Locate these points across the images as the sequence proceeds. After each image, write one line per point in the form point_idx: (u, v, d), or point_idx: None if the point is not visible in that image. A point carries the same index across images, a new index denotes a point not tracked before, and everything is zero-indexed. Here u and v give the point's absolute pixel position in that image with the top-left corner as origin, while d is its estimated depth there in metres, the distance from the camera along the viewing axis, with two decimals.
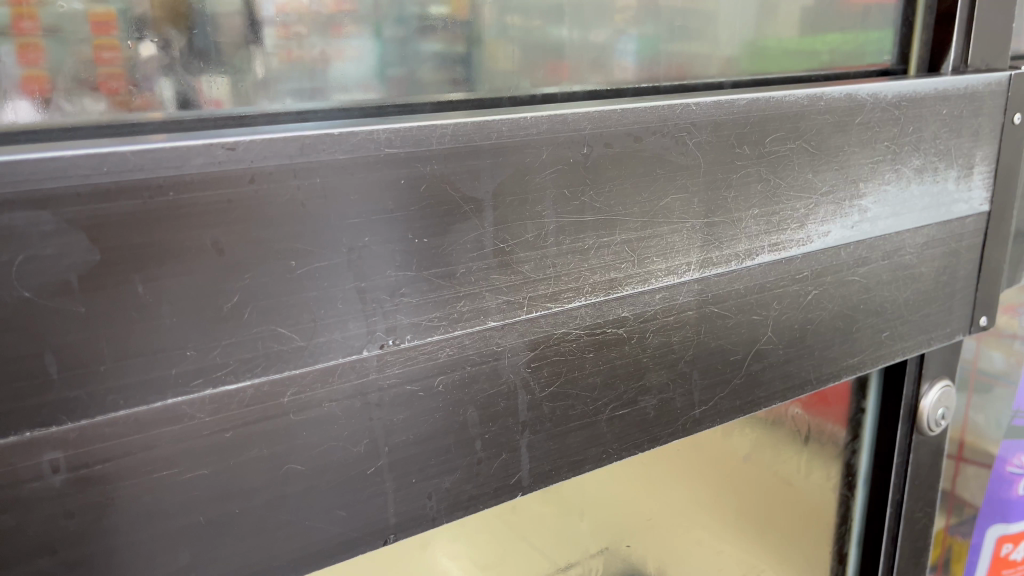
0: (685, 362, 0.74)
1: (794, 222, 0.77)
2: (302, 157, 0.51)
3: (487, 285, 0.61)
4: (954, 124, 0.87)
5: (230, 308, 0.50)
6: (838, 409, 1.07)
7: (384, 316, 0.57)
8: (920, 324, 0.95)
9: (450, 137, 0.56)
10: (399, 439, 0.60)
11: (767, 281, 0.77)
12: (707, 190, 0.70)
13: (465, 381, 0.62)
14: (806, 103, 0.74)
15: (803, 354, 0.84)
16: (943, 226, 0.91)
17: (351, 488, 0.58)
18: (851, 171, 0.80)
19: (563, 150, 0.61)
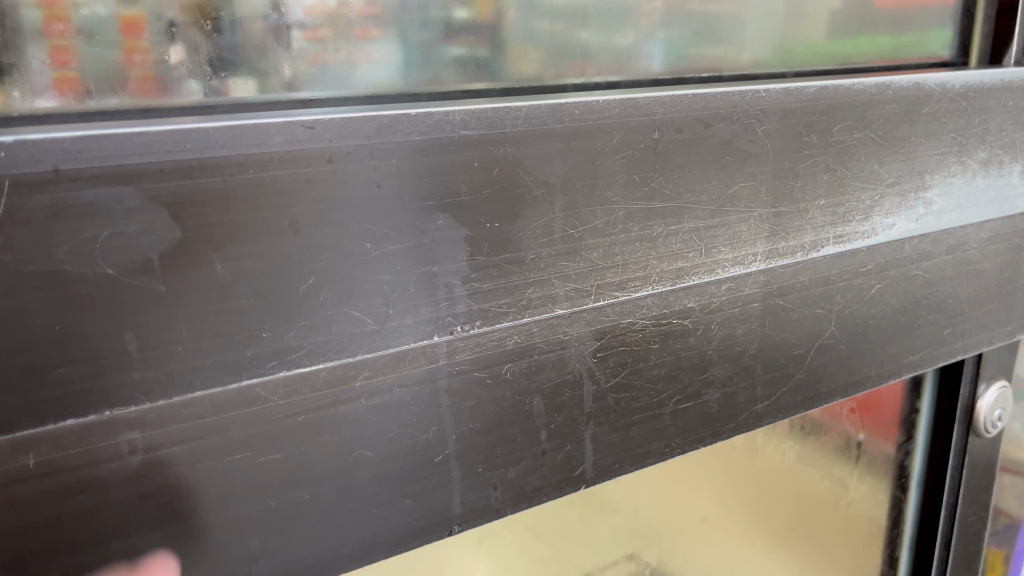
0: (748, 356, 0.73)
1: (860, 213, 0.76)
2: (378, 138, 0.50)
3: (556, 272, 0.60)
4: (1022, 117, 0.85)
5: (306, 290, 0.50)
6: (894, 410, 1.05)
7: (454, 302, 0.56)
8: (982, 321, 0.93)
9: (523, 120, 0.55)
10: (466, 427, 0.59)
11: (831, 274, 0.76)
12: (777, 177, 0.69)
13: (532, 369, 0.60)
14: (873, 91, 0.73)
15: (865, 349, 0.82)
16: (1010, 222, 0.89)
17: (418, 476, 0.57)
18: (917, 163, 0.78)
19: (634, 135, 0.60)
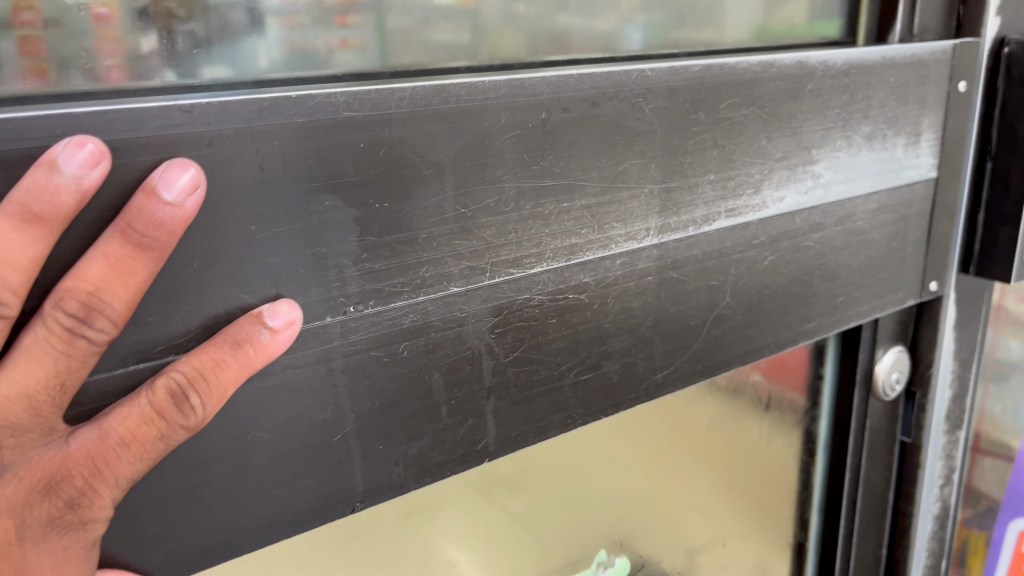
0: (646, 326, 0.75)
1: (750, 186, 0.79)
2: (259, 120, 0.51)
3: (450, 251, 0.61)
4: (901, 92, 0.89)
5: (191, 273, 0.51)
6: (799, 378, 1.08)
7: (345, 282, 0.56)
8: (871, 290, 0.97)
9: (409, 101, 0.56)
10: (365, 405, 0.60)
11: (724, 245, 0.79)
12: (664, 152, 0.71)
13: (429, 347, 0.62)
14: (758, 69, 0.75)
15: (761, 318, 0.85)
16: (895, 192, 0.94)
17: (316, 456, 0.59)
18: (803, 138, 0.81)
19: (521, 115, 0.61)
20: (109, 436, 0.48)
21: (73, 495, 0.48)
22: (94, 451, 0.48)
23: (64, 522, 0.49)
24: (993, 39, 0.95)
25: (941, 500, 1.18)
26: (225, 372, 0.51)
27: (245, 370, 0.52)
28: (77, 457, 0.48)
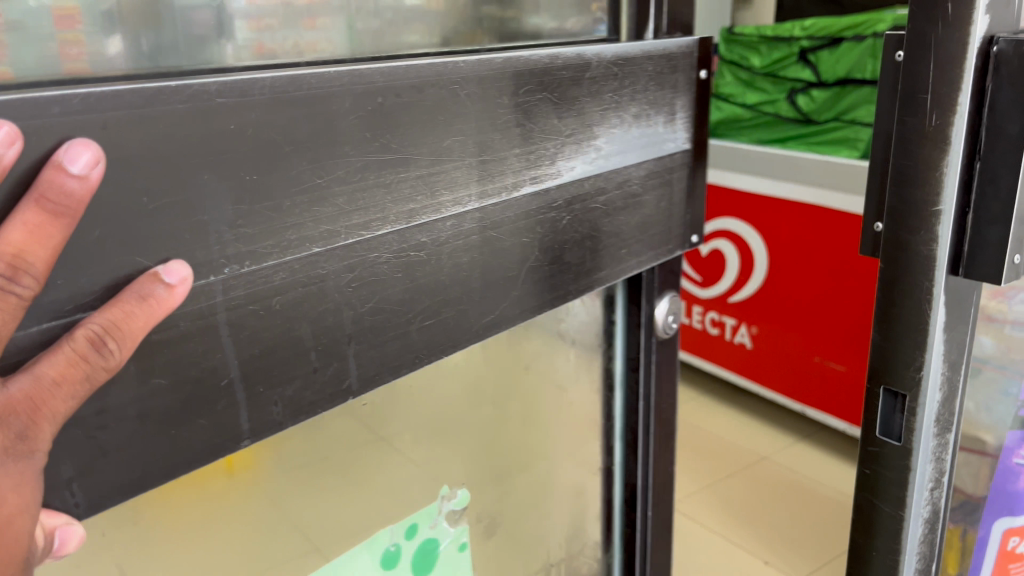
0: (476, 280, 0.75)
1: (546, 159, 0.77)
2: (147, 107, 0.51)
3: (316, 218, 0.61)
4: (660, 80, 0.86)
5: (94, 241, 0.51)
6: (587, 311, 0.94)
7: (223, 245, 0.56)
8: (633, 233, 0.89)
9: (268, 89, 0.56)
10: (248, 351, 0.59)
11: (532, 208, 0.77)
12: (480, 129, 0.71)
13: (302, 297, 0.61)
14: (547, 60, 0.74)
15: (560, 270, 0.82)
16: (661, 162, 0.89)
17: (210, 399, 0.58)
18: (587, 116, 0.79)
19: (362, 100, 0.61)
20: (43, 379, 0.48)
21: (21, 427, 0.47)
22: (31, 396, 0.47)
23: (14, 453, 0.48)
24: (981, 36, 0.78)
25: (932, 504, 0.96)
26: (134, 322, 0.51)
27: (150, 322, 0.52)
28: (15, 400, 0.47)
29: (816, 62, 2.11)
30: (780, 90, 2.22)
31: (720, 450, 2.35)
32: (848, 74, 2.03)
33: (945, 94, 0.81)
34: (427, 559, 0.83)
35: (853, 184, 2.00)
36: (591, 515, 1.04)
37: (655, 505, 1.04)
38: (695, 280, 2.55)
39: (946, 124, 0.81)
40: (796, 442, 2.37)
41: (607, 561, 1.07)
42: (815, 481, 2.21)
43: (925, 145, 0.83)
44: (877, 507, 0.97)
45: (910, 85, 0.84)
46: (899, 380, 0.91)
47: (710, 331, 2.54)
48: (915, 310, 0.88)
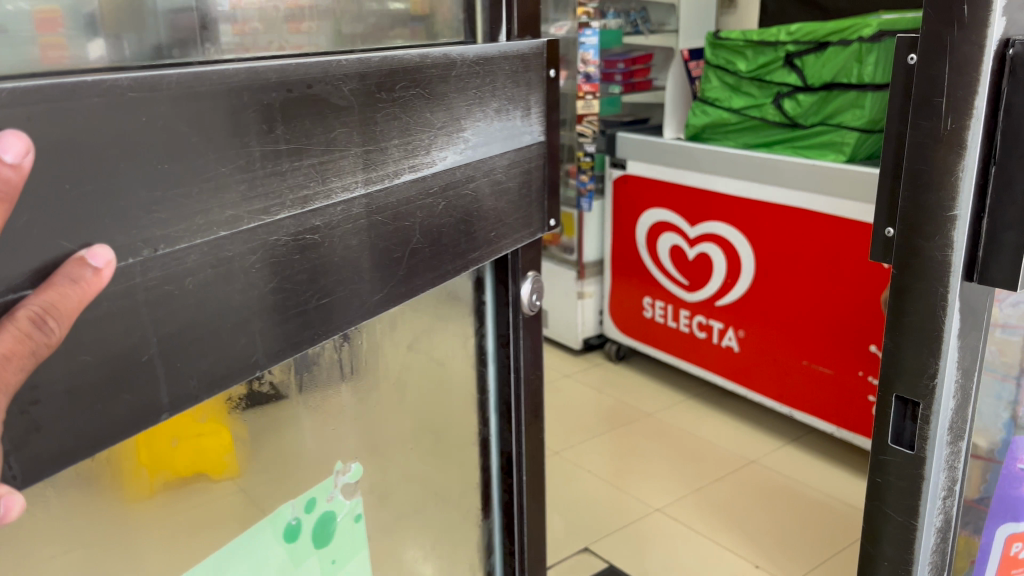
0: (365, 260, 0.60)
1: (424, 154, 0.64)
2: (59, 97, 0.40)
3: (243, 207, 0.49)
4: (515, 77, 0.74)
5: (16, 228, 0.39)
6: (455, 294, 0.81)
7: (143, 233, 0.44)
8: (500, 213, 0.76)
9: (175, 87, 0.45)
10: (170, 327, 0.47)
11: (409, 194, 0.63)
12: (364, 115, 0.57)
13: (223, 273, 0.49)
14: (418, 59, 0.62)
15: (441, 253, 0.68)
16: (522, 153, 0.77)
17: (128, 380, 0.45)
18: (454, 108, 0.66)
19: (260, 96, 0.50)
20: None
21: None
22: None
23: None
24: (997, 41, 0.63)
25: (946, 511, 0.78)
26: (67, 303, 0.41)
27: (82, 303, 0.41)
28: None
29: (801, 66, 2.13)
30: (766, 95, 2.22)
31: (704, 453, 2.35)
32: (834, 79, 2.05)
33: (962, 98, 0.65)
34: (324, 536, 0.68)
35: (842, 186, 2.01)
36: (471, 495, 0.90)
37: (529, 475, 0.92)
38: (682, 284, 2.57)
39: (962, 131, 0.66)
40: (783, 447, 2.37)
41: (490, 530, 0.93)
42: (805, 484, 2.19)
43: (940, 152, 0.68)
44: (886, 512, 0.79)
45: (924, 89, 0.68)
46: (911, 385, 0.74)
47: (698, 334, 2.55)
48: (926, 318, 0.71)
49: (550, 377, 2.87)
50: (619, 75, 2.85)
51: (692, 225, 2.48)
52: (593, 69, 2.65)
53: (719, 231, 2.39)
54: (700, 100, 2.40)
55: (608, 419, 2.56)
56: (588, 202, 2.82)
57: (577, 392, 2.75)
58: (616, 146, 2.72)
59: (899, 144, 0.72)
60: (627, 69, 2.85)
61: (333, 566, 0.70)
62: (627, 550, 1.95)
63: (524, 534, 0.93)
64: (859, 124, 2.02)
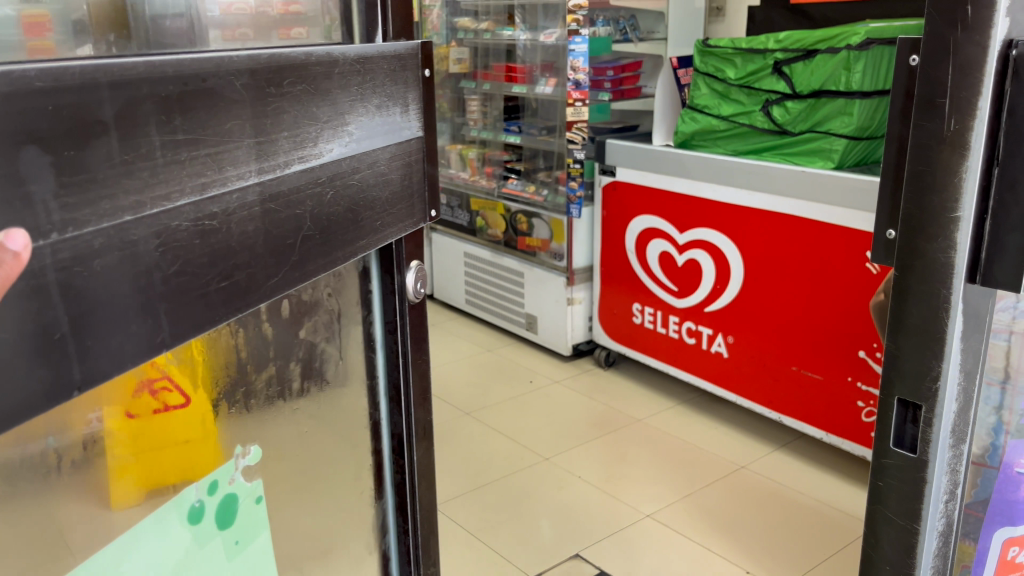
0: (261, 246, 0.51)
1: (311, 148, 0.55)
2: None
3: (142, 195, 0.42)
4: (398, 76, 0.66)
5: None
6: (339, 287, 0.71)
7: (52, 220, 0.37)
8: (384, 205, 0.66)
9: (78, 76, 0.39)
10: (85, 305, 0.39)
11: (301, 183, 0.54)
12: (256, 110, 0.50)
13: (130, 256, 0.41)
14: (305, 58, 0.54)
15: (333, 243, 0.59)
16: (403, 148, 0.67)
17: (36, 366, 0.38)
18: (338, 103, 0.58)
19: (165, 87, 0.43)
20: None
21: None
22: None
23: None
24: (1001, 42, 0.62)
25: (947, 516, 0.77)
26: None
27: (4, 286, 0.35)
28: None
29: (789, 74, 2.14)
30: (754, 103, 2.24)
31: (695, 458, 2.36)
32: (823, 87, 2.07)
33: (966, 99, 0.64)
34: (230, 514, 0.59)
35: (828, 193, 2.04)
36: (356, 477, 0.78)
37: (422, 454, 0.83)
38: (670, 290, 2.58)
39: (967, 131, 0.65)
40: (772, 452, 2.38)
41: (384, 512, 0.82)
42: (792, 489, 2.20)
43: (943, 153, 0.66)
44: (884, 516, 0.78)
45: (927, 90, 0.66)
46: (912, 388, 0.73)
47: (687, 339, 2.56)
48: (929, 317, 0.70)
49: (539, 382, 2.87)
50: (608, 81, 2.84)
51: (680, 232, 2.49)
52: (583, 76, 2.65)
53: (707, 238, 2.40)
54: (689, 108, 2.42)
55: (597, 425, 2.57)
56: (577, 208, 2.81)
57: (568, 397, 2.75)
58: (605, 152, 2.72)
59: (901, 146, 0.72)
60: (616, 76, 2.85)
61: (238, 548, 0.60)
62: (618, 556, 1.95)
63: (419, 509, 0.83)
64: (847, 131, 2.05)
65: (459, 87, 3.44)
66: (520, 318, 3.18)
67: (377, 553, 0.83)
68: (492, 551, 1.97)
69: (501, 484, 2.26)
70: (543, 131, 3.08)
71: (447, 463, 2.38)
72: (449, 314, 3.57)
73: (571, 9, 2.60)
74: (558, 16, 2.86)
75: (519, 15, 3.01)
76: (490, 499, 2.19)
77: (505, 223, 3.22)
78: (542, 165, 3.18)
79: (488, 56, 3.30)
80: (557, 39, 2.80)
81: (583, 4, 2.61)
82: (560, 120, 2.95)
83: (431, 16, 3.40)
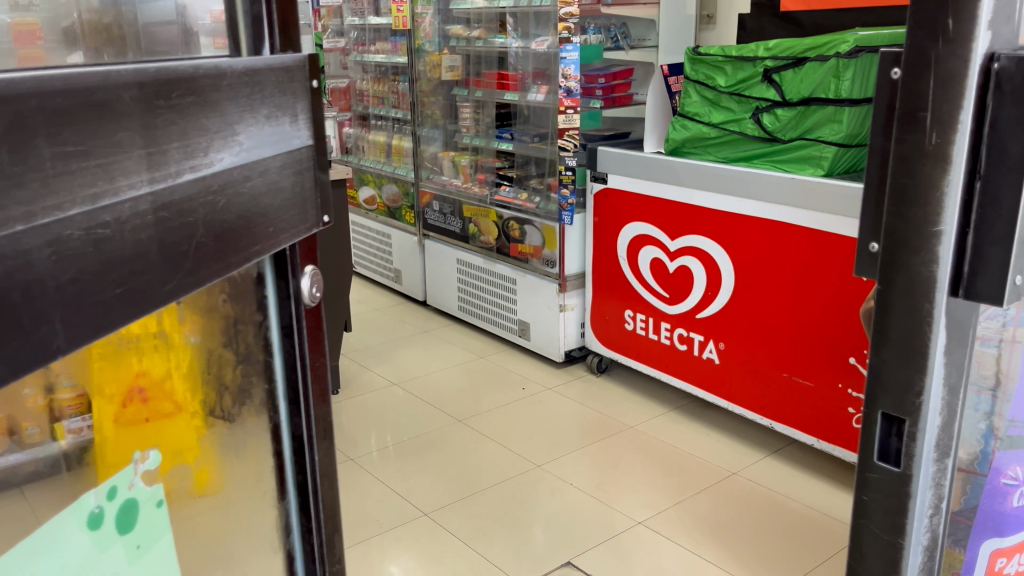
0: (155, 253, 0.49)
1: (202, 160, 0.52)
2: None
3: (26, 207, 0.40)
4: (283, 90, 0.62)
5: None
6: (228, 289, 0.65)
7: None
8: (277, 212, 0.62)
9: None
10: None
11: (191, 191, 0.51)
12: (144, 121, 0.47)
13: (15, 264, 0.39)
14: (191, 70, 0.51)
15: (229, 249, 0.56)
16: (293, 157, 0.64)
17: None
18: (226, 115, 0.55)
19: (56, 98, 0.41)
20: None
21: None
22: None
23: None
24: (983, 55, 0.59)
25: (931, 532, 0.71)
26: None
27: None
28: None
29: (779, 81, 2.15)
30: (745, 110, 2.25)
31: (688, 465, 2.37)
32: (812, 94, 2.08)
33: (947, 112, 0.61)
34: (130, 517, 0.58)
35: (820, 200, 2.04)
36: (253, 477, 0.73)
37: (325, 453, 0.77)
38: (662, 297, 2.59)
39: (949, 145, 0.61)
40: (764, 459, 2.39)
41: (286, 514, 0.76)
42: (785, 496, 2.20)
43: (925, 167, 0.62)
44: (861, 529, 0.73)
45: (908, 103, 0.63)
46: (896, 401, 0.68)
47: (679, 346, 2.57)
48: (912, 330, 0.66)
49: (532, 389, 2.87)
50: (599, 89, 2.85)
51: (672, 239, 2.50)
52: (574, 83, 2.66)
53: (699, 245, 2.41)
54: (680, 115, 2.42)
55: (589, 432, 2.56)
56: (570, 215, 2.83)
57: (560, 404, 2.75)
58: (597, 159, 2.73)
59: (883, 161, 0.67)
60: (608, 83, 2.85)
61: (139, 553, 0.58)
62: (609, 564, 1.94)
63: (324, 509, 0.78)
64: (837, 138, 2.05)
65: (452, 94, 3.44)
66: (512, 325, 3.18)
67: (282, 554, 0.77)
68: (483, 559, 1.97)
69: (493, 491, 2.26)
70: (535, 138, 3.09)
71: (439, 470, 2.38)
72: (442, 320, 3.57)
73: (562, 17, 2.61)
74: (549, 24, 2.87)
75: (511, 22, 3.02)
76: (481, 507, 2.19)
77: (498, 230, 3.22)
78: (534, 172, 3.18)
79: (481, 64, 3.32)
80: (548, 46, 2.81)
81: (574, 12, 2.62)
82: (552, 127, 2.95)
83: (423, 24, 3.40)
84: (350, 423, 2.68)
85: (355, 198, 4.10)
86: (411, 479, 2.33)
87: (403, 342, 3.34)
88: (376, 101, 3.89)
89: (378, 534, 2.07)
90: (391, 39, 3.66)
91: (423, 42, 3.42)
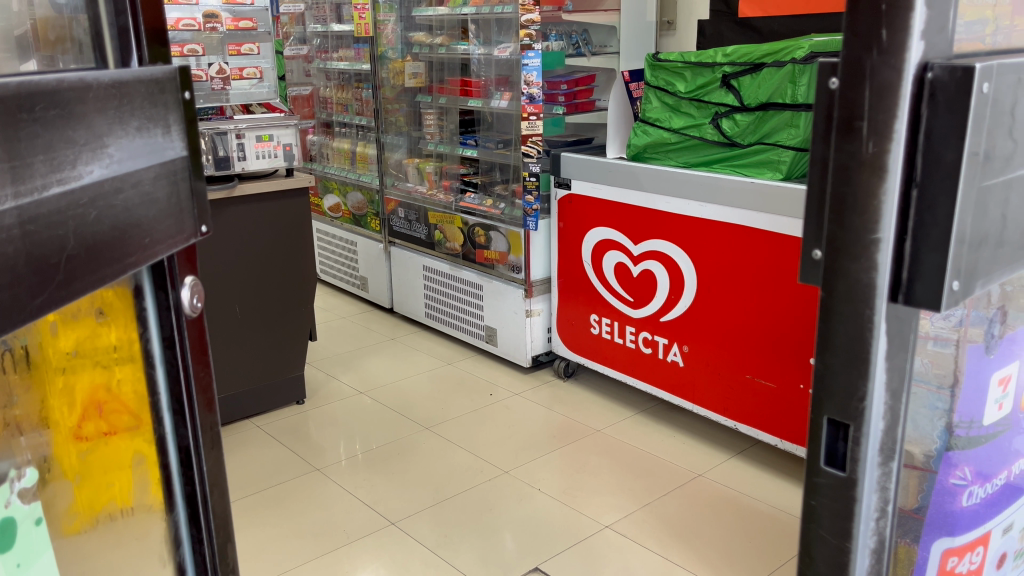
0: (23, 266, 0.50)
1: (70, 170, 0.55)
2: None
3: None
4: (157, 100, 0.67)
5: None
6: (107, 300, 0.68)
7: None
8: (151, 223, 0.66)
9: None
10: None
11: (60, 204, 0.54)
12: (7, 135, 0.49)
13: None
14: (56, 82, 0.54)
15: (100, 258, 0.59)
16: (166, 168, 0.68)
17: None
18: (92, 128, 0.57)
19: None
20: None
21: None
22: None
23: None
24: (915, 65, 0.61)
25: (879, 533, 0.73)
26: None
27: None
28: None
29: (738, 87, 2.19)
30: (704, 115, 2.28)
31: (653, 467, 2.39)
32: (771, 99, 2.12)
33: (883, 121, 0.62)
34: (8, 537, 0.59)
35: (776, 204, 2.07)
36: (145, 490, 0.77)
37: (212, 463, 0.81)
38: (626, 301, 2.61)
39: (885, 154, 0.63)
40: (729, 460, 2.41)
41: (176, 524, 0.80)
42: (748, 495, 2.23)
43: (862, 176, 0.64)
44: (811, 533, 0.74)
45: (846, 113, 0.64)
46: (840, 407, 0.69)
47: (644, 349, 2.59)
48: (855, 337, 0.67)
49: (499, 395, 2.87)
50: (562, 96, 2.84)
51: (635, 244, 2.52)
52: (537, 90, 2.68)
53: (662, 249, 2.44)
54: (642, 121, 2.45)
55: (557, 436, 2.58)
56: (534, 221, 2.83)
57: (529, 409, 2.76)
58: (560, 165, 2.75)
59: (823, 170, 0.67)
60: (570, 90, 2.85)
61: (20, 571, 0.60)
62: (578, 568, 1.95)
63: (213, 518, 0.82)
64: (794, 143, 2.08)
65: (415, 101, 3.45)
66: (479, 331, 3.19)
67: (171, 565, 0.81)
68: (451, 566, 1.97)
69: (461, 498, 2.26)
70: (499, 144, 3.08)
71: (407, 478, 2.37)
72: (409, 328, 3.56)
73: (524, 24, 2.63)
74: (511, 31, 2.89)
75: (473, 29, 3.02)
76: (449, 515, 2.18)
77: (463, 237, 3.22)
78: (499, 178, 3.18)
79: (444, 71, 3.34)
80: (510, 53, 2.82)
81: (535, 19, 2.64)
82: (516, 134, 2.97)
83: (385, 31, 3.40)
84: (317, 432, 2.67)
85: (319, 206, 4.09)
86: (379, 488, 2.32)
87: (371, 350, 3.33)
88: (340, 108, 3.88)
89: (347, 544, 2.06)
90: (354, 46, 3.66)
91: (386, 49, 3.43)
